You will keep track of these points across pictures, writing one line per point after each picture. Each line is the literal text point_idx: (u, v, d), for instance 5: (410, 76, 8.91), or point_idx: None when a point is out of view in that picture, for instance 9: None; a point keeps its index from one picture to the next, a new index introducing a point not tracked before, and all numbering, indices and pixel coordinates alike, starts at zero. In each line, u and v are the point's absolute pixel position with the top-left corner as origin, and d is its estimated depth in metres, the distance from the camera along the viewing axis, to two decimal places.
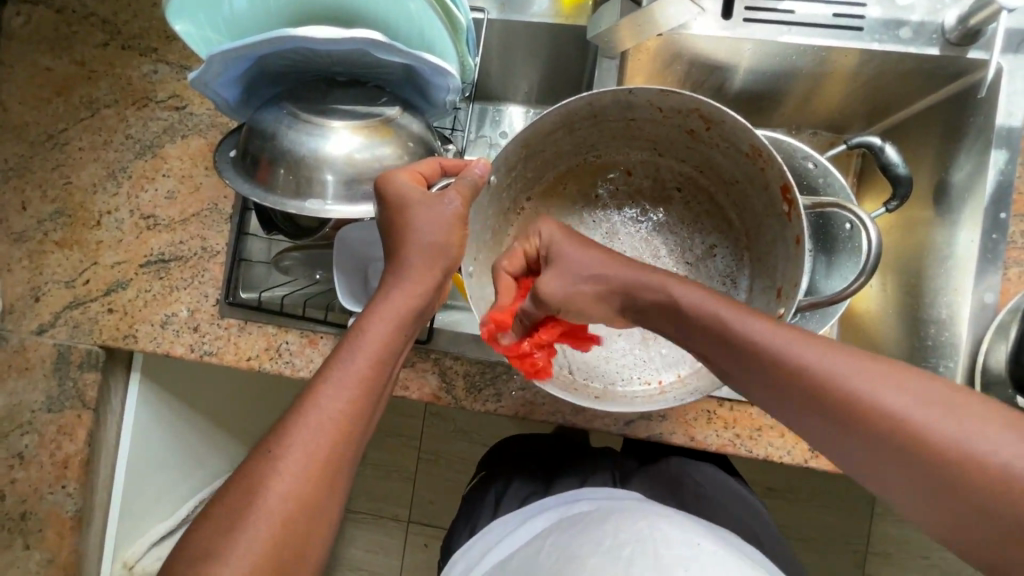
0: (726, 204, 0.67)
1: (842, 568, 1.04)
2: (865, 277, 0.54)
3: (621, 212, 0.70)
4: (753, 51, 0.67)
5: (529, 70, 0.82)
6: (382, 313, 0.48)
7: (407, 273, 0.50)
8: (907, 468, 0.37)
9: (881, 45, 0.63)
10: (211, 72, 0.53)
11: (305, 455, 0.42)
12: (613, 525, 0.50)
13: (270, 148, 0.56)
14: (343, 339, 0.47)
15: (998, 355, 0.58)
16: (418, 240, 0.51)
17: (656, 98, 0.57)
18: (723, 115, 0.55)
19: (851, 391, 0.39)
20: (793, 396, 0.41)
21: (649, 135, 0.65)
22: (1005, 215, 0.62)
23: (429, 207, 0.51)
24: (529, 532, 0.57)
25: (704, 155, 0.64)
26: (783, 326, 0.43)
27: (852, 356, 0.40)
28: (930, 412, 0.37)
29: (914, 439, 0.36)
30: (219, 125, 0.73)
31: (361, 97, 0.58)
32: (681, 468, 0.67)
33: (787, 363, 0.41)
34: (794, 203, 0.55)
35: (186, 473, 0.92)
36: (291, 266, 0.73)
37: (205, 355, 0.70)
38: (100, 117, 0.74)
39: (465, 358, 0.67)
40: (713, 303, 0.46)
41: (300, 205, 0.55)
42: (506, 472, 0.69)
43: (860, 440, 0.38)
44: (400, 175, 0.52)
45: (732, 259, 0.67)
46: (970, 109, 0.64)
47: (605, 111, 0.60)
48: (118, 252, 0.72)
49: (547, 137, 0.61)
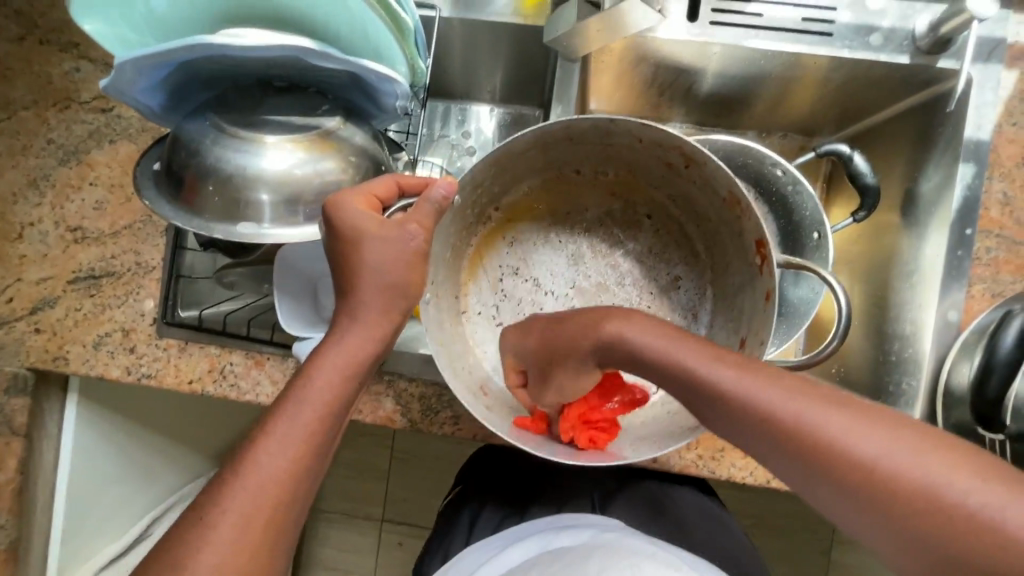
0: (694, 236, 0.64)
1: (809, 556, 1.05)
2: (838, 341, 0.50)
3: (588, 235, 0.67)
4: (720, 55, 0.64)
5: (491, 67, 0.78)
6: (333, 360, 0.44)
7: (362, 316, 0.46)
8: (881, 515, 0.35)
9: (851, 52, 0.61)
10: (124, 81, 0.48)
11: (240, 524, 0.39)
12: (598, 557, 0.48)
13: (195, 165, 0.51)
14: (292, 382, 0.44)
15: (960, 375, 0.56)
16: (373, 279, 0.46)
17: (638, 129, 0.54)
18: (706, 159, 0.52)
19: (821, 438, 0.37)
20: (764, 440, 0.40)
21: (623, 160, 0.62)
22: (970, 231, 0.60)
23: (383, 238, 0.46)
24: (506, 560, 0.55)
25: (679, 189, 0.62)
26: (753, 369, 0.42)
27: (819, 400, 0.39)
28: (899, 454, 0.36)
29: (886, 483, 0.35)
30: (151, 130, 0.67)
31: (298, 106, 0.52)
32: (660, 492, 0.67)
33: (759, 408, 0.40)
34: (767, 258, 0.52)
35: (137, 491, 0.88)
36: (235, 282, 0.68)
37: (143, 377, 0.66)
38: (17, 119, 0.67)
39: (422, 381, 0.63)
40: (671, 347, 0.45)
41: (231, 228, 0.51)
42: (481, 494, 0.68)
43: (831, 485, 0.37)
44: (353, 202, 0.47)
45: (695, 292, 0.65)
46: (939, 119, 0.63)
47: (583, 134, 0.56)
48: (44, 267, 0.67)
49: (519, 155, 0.57)
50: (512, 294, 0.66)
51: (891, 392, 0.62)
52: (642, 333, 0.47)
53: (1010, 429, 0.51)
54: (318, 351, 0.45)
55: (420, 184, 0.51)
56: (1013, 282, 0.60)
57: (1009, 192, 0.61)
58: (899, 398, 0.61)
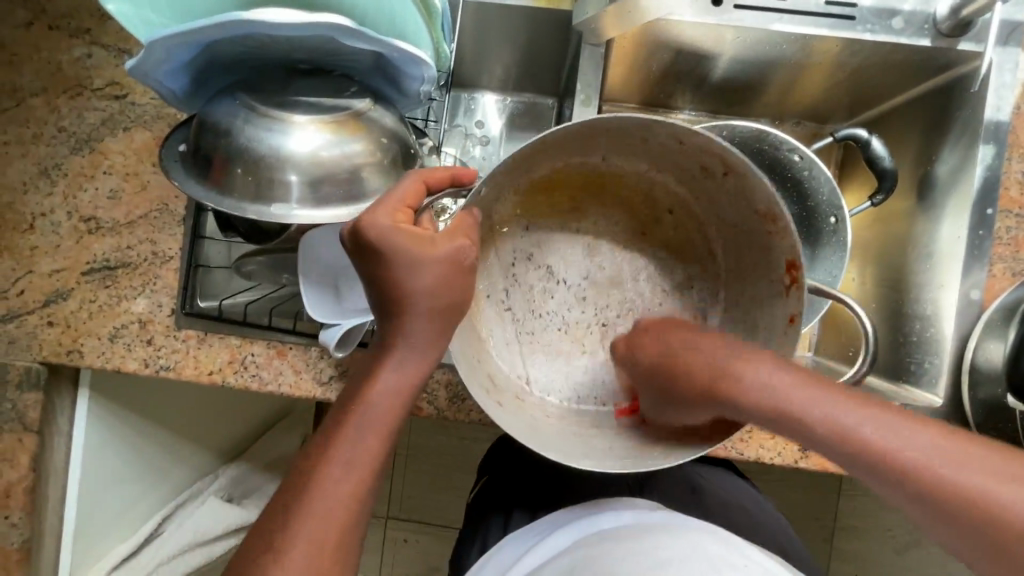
0: (716, 237, 0.62)
1: (813, 543, 1.07)
2: (868, 363, 0.50)
3: (606, 226, 0.65)
4: (740, 40, 0.64)
5: (505, 55, 0.77)
6: (390, 381, 0.45)
7: (418, 342, 0.45)
8: (967, 530, 0.37)
9: (872, 35, 0.61)
10: (152, 61, 0.47)
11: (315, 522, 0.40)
12: (651, 539, 0.50)
13: (224, 146, 0.50)
14: (344, 405, 0.45)
15: (990, 354, 0.56)
16: (423, 303, 0.45)
17: (683, 133, 0.50)
18: (748, 171, 0.50)
19: (903, 458, 0.39)
20: (838, 453, 0.42)
21: (654, 155, 0.58)
22: (991, 211, 0.61)
23: (426, 253, 0.44)
24: (550, 546, 0.56)
25: (708, 191, 0.59)
26: (826, 387, 0.44)
27: (899, 420, 0.41)
28: (974, 472, 0.37)
29: (966, 499, 0.37)
30: (166, 117, 0.66)
31: (326, 88, 0.52)
32: (696, 475, 0.69)
33: (832, 424, 0.42)
34: (797, 280, 0.51)
35: (148, 490, 0.86)
36: (253, 271, 0.66)
37: (161, 370, 0.64)
38: (26, 107, 0.65)
39: (448, 367, 0.63)
40: (761, 375, 0.46)
41: (262, 210, 0.50)
42: (515, 484, 0.69)
43: (903, 494, 0.39)
44: (385, 219, 0.44)
45: (707, 292, 0.64)
46: (958, 101, 0.63)
47: (622, 130, 0.53)
48: (56, 259, 0.65)
49: (548, 146, 0.54)
50: (523, 278, 0.63)
51: (914, 371, 0.64)
52: (743, 367, 0.47)
53: None
54: (370, 375, 0.46)
55: (444, 177, 0.49)
56: None
57: None
58: (921, 377, 0.63)
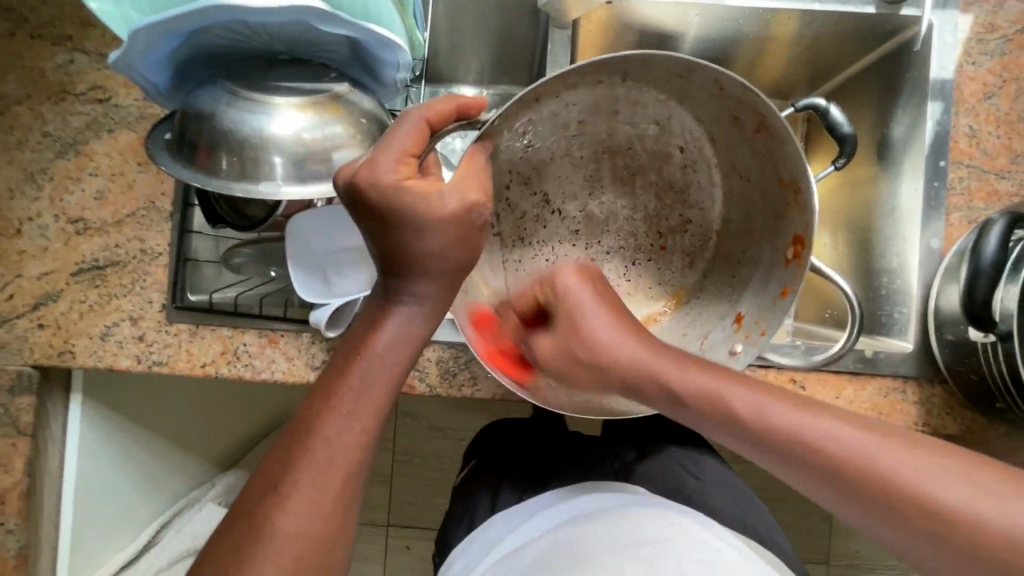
0: (720, 185, 0.60)
1: (810, 520, 1.09)
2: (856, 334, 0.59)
3: (612, 158, 0.60)
4: (699, 18, 0.68)
5: (479, 49, 0.80)
6: (394, 333, 0.47)
7: (422, 298, 0.47)
8: (894, 521, 0.39)
9: (822, 5, 0.65)
10: (135, 51, 0.48)
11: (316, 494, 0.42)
12: (629, 522, 0.54)
13: (209, 130, 0.52)
14: (335, 365, 0.47)
15: (948, 296, 0.59)
16: (436, 263, 0.46)
17: (729, 83, 0.47)
18: (785, 138, 0.49)
19: (837, 453, 0.41)
20: (743, 435, 0.44)
21: (681, 90, 0.52)
22: (943, 162, 0.64)
23: (432, 213, 0.44)
24: (531, 529, 0.58)
25: (728, 140, 0.56)
26: (725, 375, 0.46)
27: (818, 415, 0.43)
28: (862, 443, 0.41)
29: (869, 475, 0.40)
30: (150, 117, 0.67)
31: (307, 75, 0.54)
32: (680, 465, 0.70)
33: (742, 415, 0.44)
34: (800, 257, 0.52)
35: (145, 498, 0.85)
36: (242, 264, 0.68)
37: (154, 365, 0.65)
38: (10, 114, 0.66)
39: (438, 344, 0.65)
40: (698, 378, 0.46)
41: (249, 189, 0.52)
42: (504, 460, 0.71)
43: (804, 471, 0.42)
44: (388, 177, 0.44)
45: (698, 237, 0.63)
46: (906, 63, 0.68)
47: (662, 65, 0.47)
48: (45, 262, 0.66)
49: (576, 80, 0.48)
50: (519, 206, 0.59)
51: (885, 322, 0.67)
52: (679, 365, 0.47)
53: (999, 329, 0.52)
54: (376, 325, 0.47)
55: (449, 111, 0.46)
56: (986, 209, 0.65)
57: (975, 125, 0.66)
58: (892, 327, 0.66)
